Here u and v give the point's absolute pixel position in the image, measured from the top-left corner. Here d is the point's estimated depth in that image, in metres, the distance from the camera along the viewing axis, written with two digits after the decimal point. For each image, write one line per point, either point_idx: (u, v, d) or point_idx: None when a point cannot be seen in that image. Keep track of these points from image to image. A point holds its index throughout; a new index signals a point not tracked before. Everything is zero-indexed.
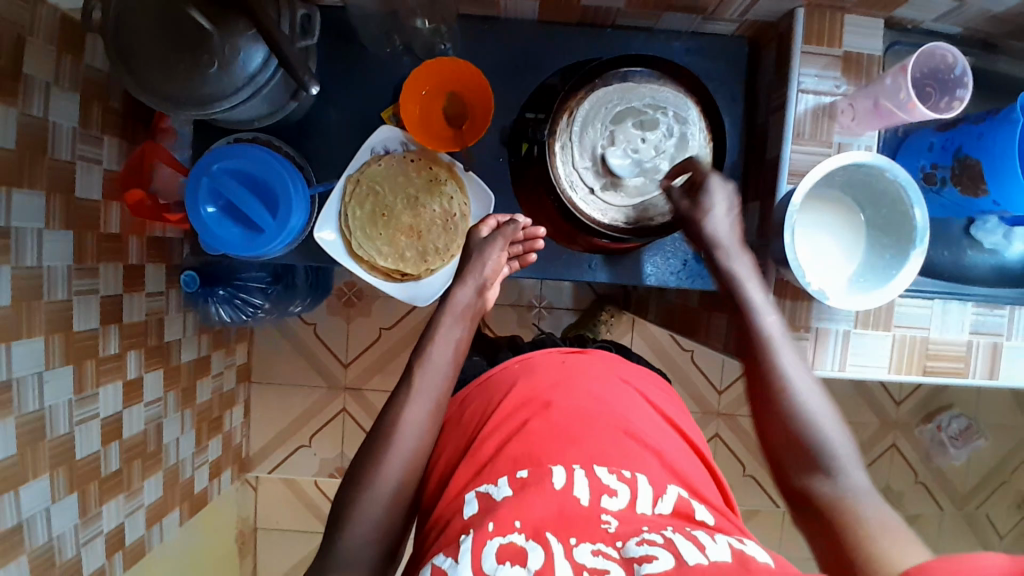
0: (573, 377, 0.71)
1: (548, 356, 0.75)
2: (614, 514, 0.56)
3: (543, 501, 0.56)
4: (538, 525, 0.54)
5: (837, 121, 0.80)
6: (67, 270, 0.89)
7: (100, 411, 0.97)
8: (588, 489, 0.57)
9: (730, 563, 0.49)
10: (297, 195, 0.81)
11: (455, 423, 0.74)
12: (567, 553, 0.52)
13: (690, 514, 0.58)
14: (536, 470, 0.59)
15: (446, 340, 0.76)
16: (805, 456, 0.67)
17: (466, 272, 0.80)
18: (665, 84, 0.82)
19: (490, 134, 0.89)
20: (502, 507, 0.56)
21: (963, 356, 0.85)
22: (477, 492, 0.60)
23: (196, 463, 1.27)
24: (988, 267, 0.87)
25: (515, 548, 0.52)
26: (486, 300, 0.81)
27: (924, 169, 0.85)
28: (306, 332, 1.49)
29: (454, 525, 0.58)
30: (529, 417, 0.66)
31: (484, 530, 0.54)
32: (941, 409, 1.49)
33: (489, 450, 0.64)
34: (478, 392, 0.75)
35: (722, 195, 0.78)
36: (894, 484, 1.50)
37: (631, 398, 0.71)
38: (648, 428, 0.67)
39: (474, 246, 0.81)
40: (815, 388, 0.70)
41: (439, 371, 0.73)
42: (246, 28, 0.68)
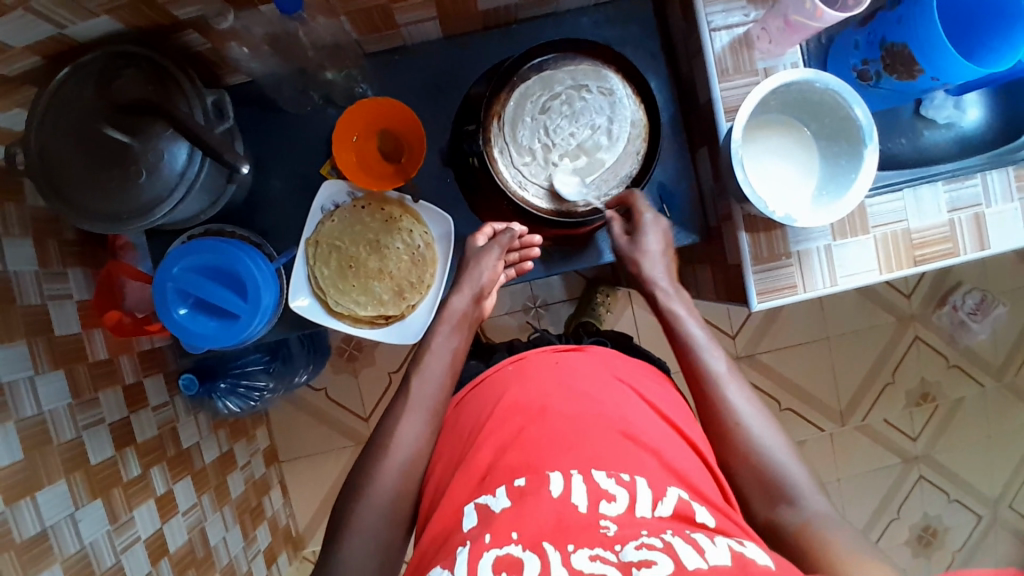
0: (565, 381, 0.75)
1: (542, 356, 0.79)
2: (612, 519, 0.59)
3: (540, 511, 0.60)
4: (535, 537, 0.58)
5: (756, 48, 0.80)
6: (68, 408, 0.90)
7: (141, 532, 0.97)
8: (586, 495, 0.61)
9: (729, 567, 0.52)
10: (266, 273, 0.82)
11: (451, 431, 0.77)
12: (564, 560, 0.55)
13: (690, 516, 0.61)
14: (533, 478, 0.64)
15: (441, 350, 0.81)
16: (766, 488, 0.68)
17: (461, 281, 0.84)
18: (581, 61, 0.82)
19: (431, 159, 0.89)
20: (500, 519, 0.60)
21: (949, 237, 0.85)
22: (476, 504, 0.65)
23: (249, 555, 1.26)
24: (947, 142, 0.88)
25: (511, 559, 0.56)
26: (482, 308, 0.86)
27: (857, 68, 0.86)
28: (319, 398, 1.50)
29: (453, 539, 0.62)
30: (526, 424, 0.70)
31: (481, 542, 0.58)
32: (952, 289, 1.47)
33: (484, 464, 0.68)
34: (475, 397, 0.78)
35: (655, 235, 0.83)
36: (928, 375, 1.49)
37: (625, 396, 0.74)
38: (646, 428, 0.70)
39: (471, 255, 0.85)
40: (764, 419, 0.72)
41: (435, 380, 0.78)
42: (164, 128, 0.69)
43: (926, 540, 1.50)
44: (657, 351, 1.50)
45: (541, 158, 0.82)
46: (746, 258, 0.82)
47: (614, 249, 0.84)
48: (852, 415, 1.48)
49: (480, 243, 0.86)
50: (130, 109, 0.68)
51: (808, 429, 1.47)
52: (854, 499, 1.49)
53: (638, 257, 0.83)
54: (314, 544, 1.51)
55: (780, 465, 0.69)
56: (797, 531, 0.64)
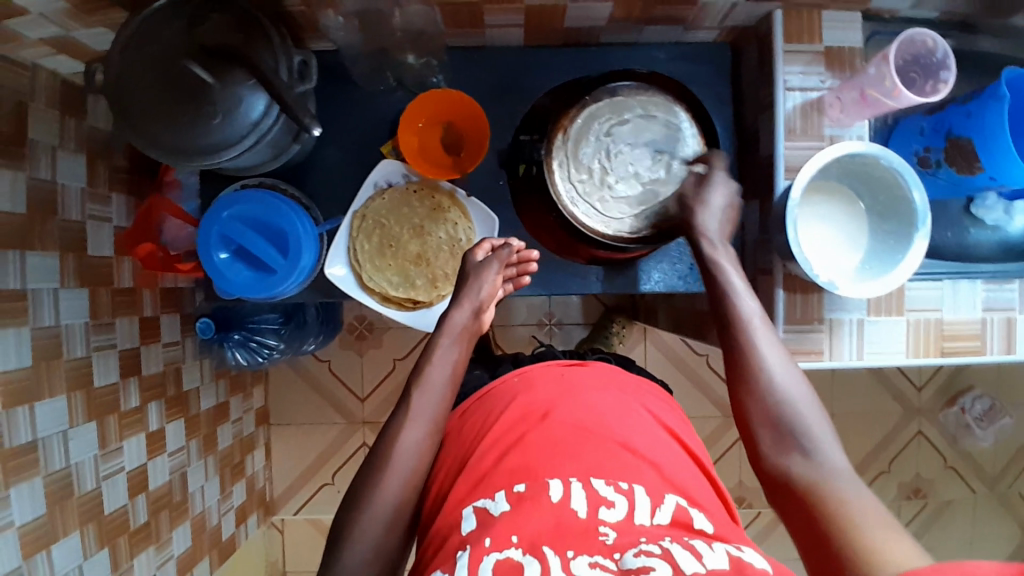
0: (569, 391, 0.76)
1: (547, 369, 0.80)
2: (612, 525, 0.60)
3: (539, 514, 0.61)
4: (534, 540, 0.58)
5: (826, 114, 0.82)
6: (84, 327, 0.91)
7: (126, 464, 0.98)
8: (586, 502, 0.62)
9: (725, 569, 0.54)
10: (309, 235, 0.82)
11: (455, 435, 0.79)
12: (564, 565, 0.56)
13: (688, 522, 0.63)
14: (533, 483, 0.64)
15: (443, 360, 0.80)
16: (783, 436, 0.68)
17: (462, 294, 0.83)
18: (654, 94, 0.83)
19: (487, 158, 0.91)
20: (498, 523, 0.61)
21: (979, 335, 0.85)
22: (474, 507, 0.65)
23: (222, 510, 1.26)
24: (993, 244, 0.89)
25: (512, 563, 0.56)
26: (482, 320, 0.85)
27: (918, 153, 0.88)
28: (320, 369, 1.49)
29: (452, 540, 0.63)
30: (528, 431, 0.71)
31: (482, 546, 0.58)
32: (962, 391, 1.47)
33: (485, 465, 0.69)
34: (478, 406, 0.80)
35: (721, 193, 0.81)
36: (923, 471, 1.48)
37: (628, 409, 0.75)
38: (647, 441, 0.71)
39: (472, 269, 0.84)
40: (790, 366, 0.71)
41: (435, 392, 0.77)
42: (246, 77, 0.71)
43: None
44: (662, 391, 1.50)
45: (598, 178, 0.82)
46: (780, 315, 0.82)
47: (679, 197, 0.82)
48: None
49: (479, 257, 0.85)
50: (215, 52, 0.70)
51: None
52: None
53: (697, 207, 0.80)
54: (284, 513, 1.50)
55: (801, 417, 0.68)
56: (808, 485, 0.64)
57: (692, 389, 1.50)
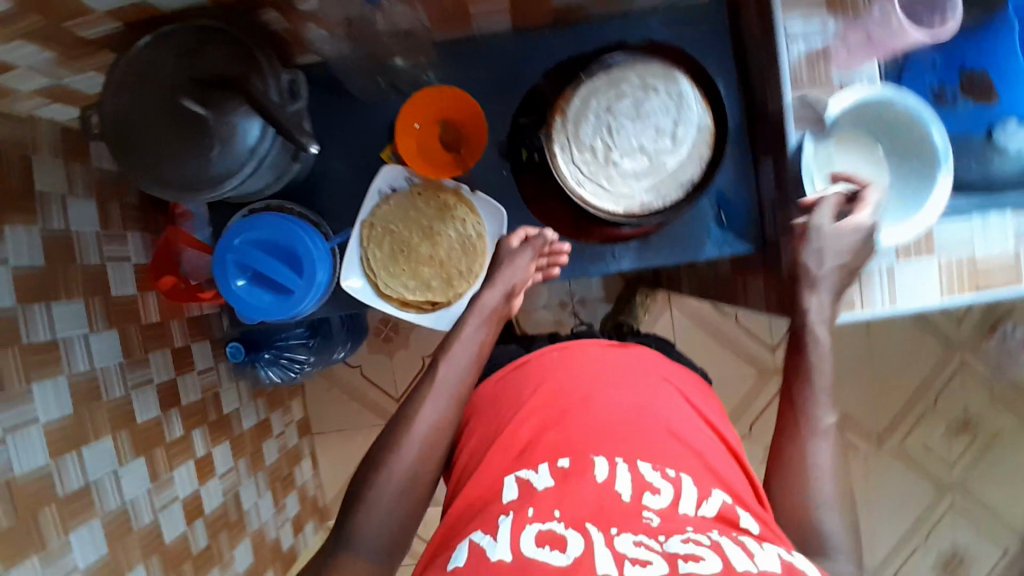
0: (612, 370, 0.79)
1: (588, 350, 0.82)
2: (655, 512, 0.66)
3: (584, 495, 0.67)
4: (578, 519, 0.65)
5: (833, 60, 0.79)
6: (120, 367, 0.94)
7: (179, 493, 1.01)
8: (630, 486, 0.68)
9: (778, 572, 0.58)
10: (321, 249, 0.82)
11: (487, 403, 0.81)
12: (608, 542, 0.62)
13: (733, 520, 0.67)
14: (578, 462, 0.70)
15: (470, 340, 0.81)
16: (802, 538, 0.73)
17: (493, 278, 0.84)
18: (652, 62, 0.80)
19: (489, 150, 0.90)
20: (545, 498, 0.67)
21: (1013, 268, 0.82)
22: (517, 477, 0.71)
23: (278, 522, 1.30)
24: (1014, 169, 0.84)
25: (555, 535, 0.63)
26: (512, 304, 0.86)
27: (933, 89, 0.85)
28: (353, 375, 1.51)
29: (494, 507, 0.69)
30: (573, 409, 0.75)
31: (526, 516, 0.65)
32: (1002, 319, 1.43)
33: (527, 438, 0.74)
34: (513, 377, 0.81)
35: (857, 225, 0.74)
36: (971, 405, 1.45)
37: (669, 395, 0.78)
38: (686, 427, 0.75)
39: (506, 255, 0.85)
40: (837, 477, 0.74)
41: (461, 368, 0.80)
42: (239, 104, 0.71)
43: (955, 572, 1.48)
44: (694, 356, 1.48)
45: (602, 157, 0.81)
46: (803, 271, 0.80)
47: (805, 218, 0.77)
48: (888, 438, 1.44)
49: (512, 244, 0.86)
50: (208, 82, 0.70)
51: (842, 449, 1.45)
52: (881, 524, 1.46)
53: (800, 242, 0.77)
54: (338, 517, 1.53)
55: (828, 522, 0.72)
56: None
57: (725, 350, 1.48)
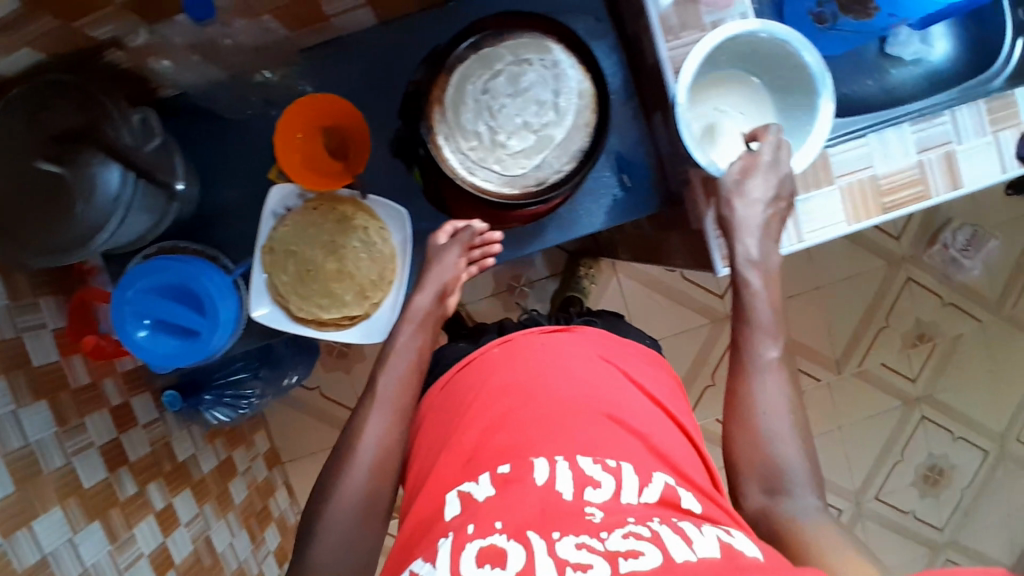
0: (551, 360, 0.75)
1: (528, 340, 0.78)
2: (598, 505, 0.58)
3: (524, 498, 0.59)
4: (519, 526, 0.56)
5: (702, 1, 0.77)
6: (56, 436, 0.88)
7: (143, 548, 0.98)
8: (572, 483, 0.60)
9: (718, 558, 0.50)
10: (222, 285, 0.81)
11: (434, 415, 0.77)
12: (549, 548, 0.53)
13: (677, 502, 0.61)
14: (518, 464, 0.63)
15: (407, 347, 0.78)
16: (771, 480, 0.65)
17: (425, 280, 0.82)
18: (522, 35, 0.79)
19: (380, 152, 0.87)
20: (485, 507, 0.60)
21: (919, 179, 0.82)
22: (460, 491, 0.64)
23: (259, 557, 1.28)
24: (916, 77, 0.91)
25: (496, 549, 0.54)
26: (447, 305, 0.84)
27: (813, 11, 0.88)
28: (313, 397, 1.49)
29: (435, 527, 0.62)
30: (509, 411, 0.69)
31: (465, 533, 0.57)
32: (943, 227, 1.43)
33: (468, 448, 0.68)
34: (459, 381, 0.78)
35: (768, 180, 0.72)
36: (923, 316, 1.46)
37: (613, 379, 0.74)
38: (633, 411, 0.71)
39: (433, 252, 0.83)
40: (791, 417, 0.68)
41: (399, 377, 0.77)
42: (93, 154, 0.67)
43: (934, 479, 1.51)
44: (647, 317, 1.48)
45: (488, 140, 0.79)
46: (708, 228, 0.79)
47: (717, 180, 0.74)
48: (847, 361, 1.46)
49: (442, 241, 0.84)
50: (61, 138, 0.67)
51: (806, 381, 1.46)
52: (856, 446, 1.49)
53: (734, 199, 0.73)
54: None
55: (786, 461, 0.66)
56: (777, 529, 0.62)
57: (677, 306, 1.48)
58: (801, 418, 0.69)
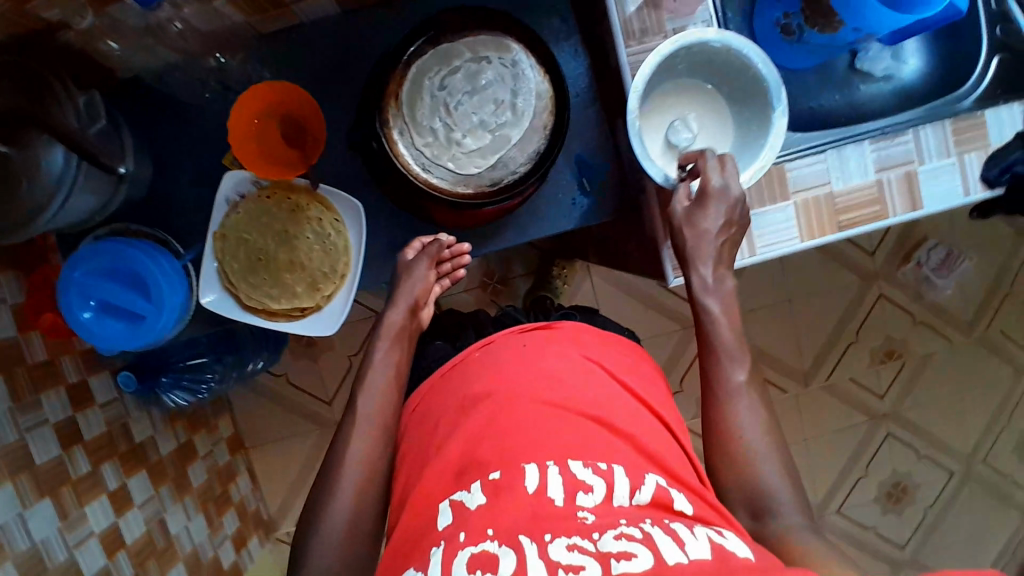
0: (532, 361, 0.71)
1: (510, 342, 0.75)
2: (590, 509, 0.56)
3: (514, 505, 0.56)
4: (511, 531, 0.53)
5: (664, 8, 0.76)
6: (7, 413, 0.85)
7: (94, 527, 0.96)
8: (563, 488, 0.57)
9: (710, 560, 0.49)
10: (171, 273, 0.81)
11: (417, 421, 0.74)
12: (542, 552, 0.51)
13: (668, 504, 0.59)
14: (507, 470, 0.59)
15: (383, 362, 0.81)
16: (761, 498, 0.65)
17: (396, 294, 0.85)
18: (481, 33, 0.78)
19: (337, 144, 0.87)
20: (475, 516, 0.56)
21: (877, 198, 0.81)
22: (450, 500, 0.60)
23: (215, 542, 1.26)
24: (886, 94, 0.91)
25: (488, 555, 0.51)
26: (421, 317, 0.87)
27: (779, 21, 0.88)
28: (281, 384, 1.49)
29: (424, 539, 0.58)
30: (493, 413, 0.65)
31: (456, 542, 0.54)
32: (918, 245, 1.43)
33: (455, 455, 0.64)
34: (441, 385, 0.75)
35: (721, 211, 0.71)
36: (894, 333, 1.46)
37: (598, 380, 0.71)
38: (620, 412, 0.68)
39: (402, 269, 0.86)
40: (771, 432, 0.69)
41: (376, 393, 0.78)
42: (38, 135, 0.67)
43: (897, 497, 1.51)
44: (619, 321, 1.48)
45: (443, 137, 0.78)
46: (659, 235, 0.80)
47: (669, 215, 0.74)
48: (815, 375, 1.46)
49: (410, 256, 0.87)
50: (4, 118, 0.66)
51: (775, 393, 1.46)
52: (822, 460, 1.48)
53: (686, 228, 0.73)
54: (286, 526, 1.52)
55: (769, 481, 0.66)
56: (776, 544, 0.61)
57: (649, 311, 1.47)
58: (780, 436, 0.70)
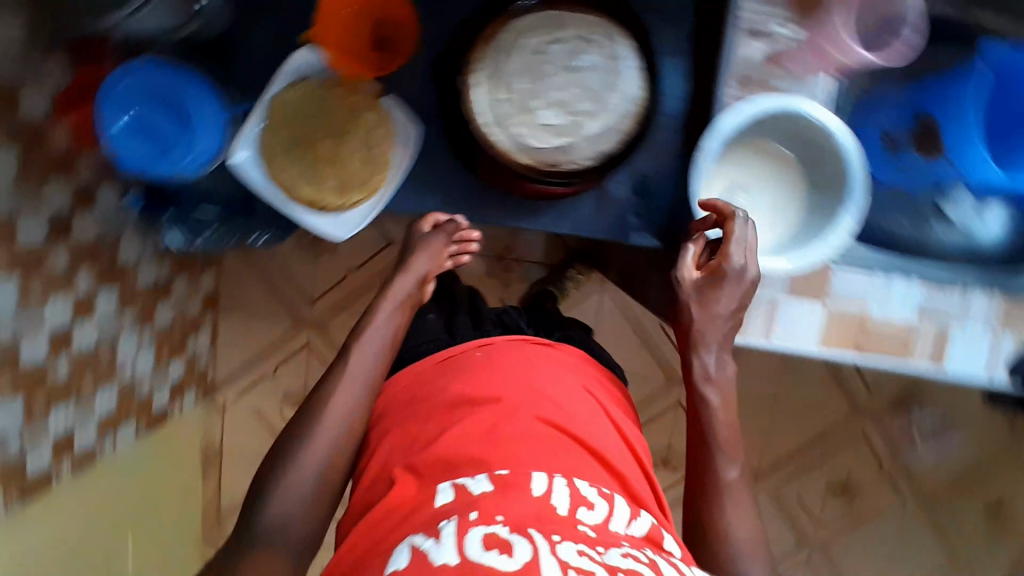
0: (535, 375, 0.74)
1: (513, 351, 0.78)
2: (591, 525, 0.58)
3: (521, 502, 0.58)
4: (519, 521, 0.56)
5: (785, 66, 0.74)
6: (8, 182, 0.82)
7: (46, 321, 0.93)
8: (568, 499, 0.60)
9: None
10: (214, 117, 0.80)
11: (406, 398, 0.76)
12: (552, 549, 0.53)
13: (659, 541, 0.62)
14: (514, 471, 0.62)
15: (383, 324, 0.81)
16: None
17: (408, 263, 0.85)
18: (597, 15, 0.76)
19: (420, 63, 0.85)
20: (484, 502, 0.58)
21: (903, 338, 0.79)
22: (453, 483, 0.62)
23: (155, 381, 1.26)
24: (955, 247, 0.85)
25: (501, 539, 0.53)
26: (425, 291, 0.87)
27: (884, 131, 0.83)
28: (275, 265, 1.47)
29: (425, 513, 0.60)
30: (496, 419, 0.67)
31: (468, 520, 0.56)
32: (915, 401, 1.41)
33: (452, 442, 0.66)
34: (438, 369, 0.77)
35: (732, 294, 0.72)
36: (858, 472, 1.44)
37: (592, 411, 0.74)
38: (614, 449, 0.71)
39: (417, 240, 0.86)
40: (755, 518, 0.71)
41: (372, 353, 0.78)
42: None
43: None
44: (610, 346, 1.46)
45: (521, 99, 0.76)
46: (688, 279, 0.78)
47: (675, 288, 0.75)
48: (767, 477, 1.44)
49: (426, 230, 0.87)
50: None
51: None
52: None
53: (693, 306, 0.74)
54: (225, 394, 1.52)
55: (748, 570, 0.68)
56: None
57: (640, 348, 1.46)
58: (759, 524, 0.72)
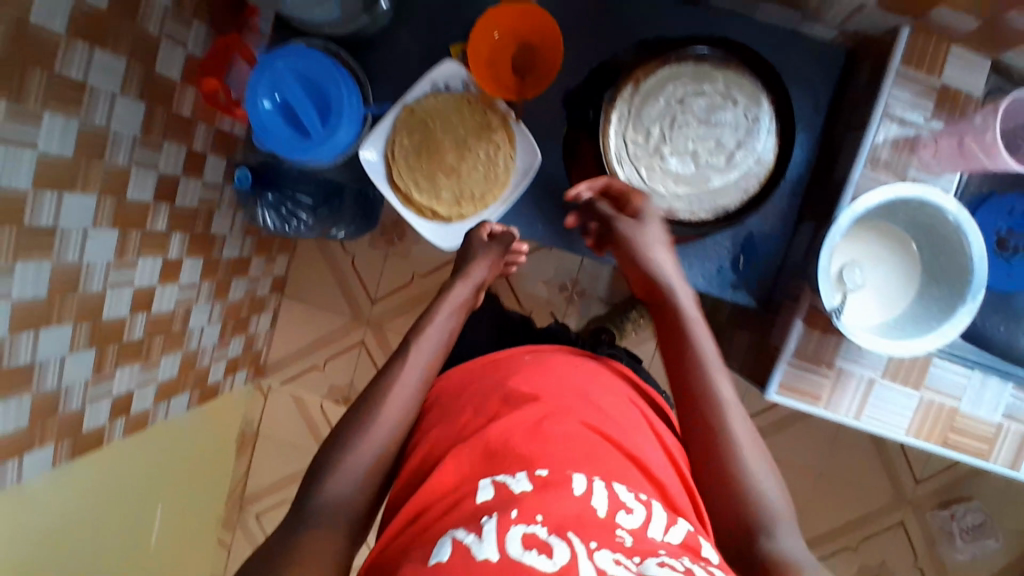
0: (578, 379, 0.69)
1: (561, 357, 0.73)
2: (628, 531, 0.52)
3: (562, 501, 0.53)
4: (561, 523, 0.51)
5: (918, 155, 0.75)
6: (133, 139, 0.84)
7: (135, 279, 0.94)
8: (607, 502, 0.54)
9: None
10: (353, 112, 0.81)
11: (454, 396, 0.71)
12: (589, 555, 0.48)
13: (698, 548, 0.53)
14: (556, 470, 0.56)
15: (441, 327, 0.78)
16: None
17: (466, 271, 0.83)
18: (743, 75, 0.78)
19: (554, 92, 0.87)
20: (523, 499, 0.53)
21: (989, 437, 0.79)
22: (493, 479, 0.57)
23: (214, 355, 1.27)
24: None
25: (537, 540, 0.49)
26: (478, 299, 0.85)
27: (999, 233, 0.82)
28: (344, 259, 1.49)
29: (464, 508, 0.55)
30: (541, 417, 0.62)
31: (507, 517, 0.51)
32: (958, 499, 1.39)
33: (495, 435, 0.61)
34: (484, 371, 0.72)
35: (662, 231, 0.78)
36: (890, 561, 1.42)
37: (634, 416, 0.67)
38: (659, 458, 0.63)
39: (475, 250, 0.84)
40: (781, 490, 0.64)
41: (431, 349, 0.75)
42: None
43: None
44: None
45: (653, 144, 0.78)
46: (788, 348, 0.79)
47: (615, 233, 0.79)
48: None
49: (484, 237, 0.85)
50: None
51: None
52: None
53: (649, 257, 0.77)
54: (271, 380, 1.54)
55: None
56: None
57: None
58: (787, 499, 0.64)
